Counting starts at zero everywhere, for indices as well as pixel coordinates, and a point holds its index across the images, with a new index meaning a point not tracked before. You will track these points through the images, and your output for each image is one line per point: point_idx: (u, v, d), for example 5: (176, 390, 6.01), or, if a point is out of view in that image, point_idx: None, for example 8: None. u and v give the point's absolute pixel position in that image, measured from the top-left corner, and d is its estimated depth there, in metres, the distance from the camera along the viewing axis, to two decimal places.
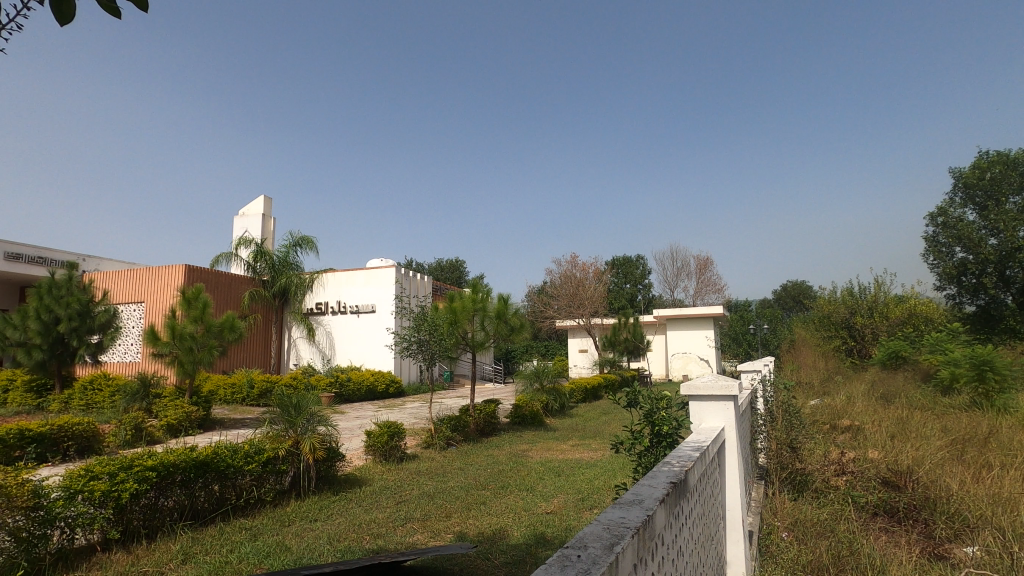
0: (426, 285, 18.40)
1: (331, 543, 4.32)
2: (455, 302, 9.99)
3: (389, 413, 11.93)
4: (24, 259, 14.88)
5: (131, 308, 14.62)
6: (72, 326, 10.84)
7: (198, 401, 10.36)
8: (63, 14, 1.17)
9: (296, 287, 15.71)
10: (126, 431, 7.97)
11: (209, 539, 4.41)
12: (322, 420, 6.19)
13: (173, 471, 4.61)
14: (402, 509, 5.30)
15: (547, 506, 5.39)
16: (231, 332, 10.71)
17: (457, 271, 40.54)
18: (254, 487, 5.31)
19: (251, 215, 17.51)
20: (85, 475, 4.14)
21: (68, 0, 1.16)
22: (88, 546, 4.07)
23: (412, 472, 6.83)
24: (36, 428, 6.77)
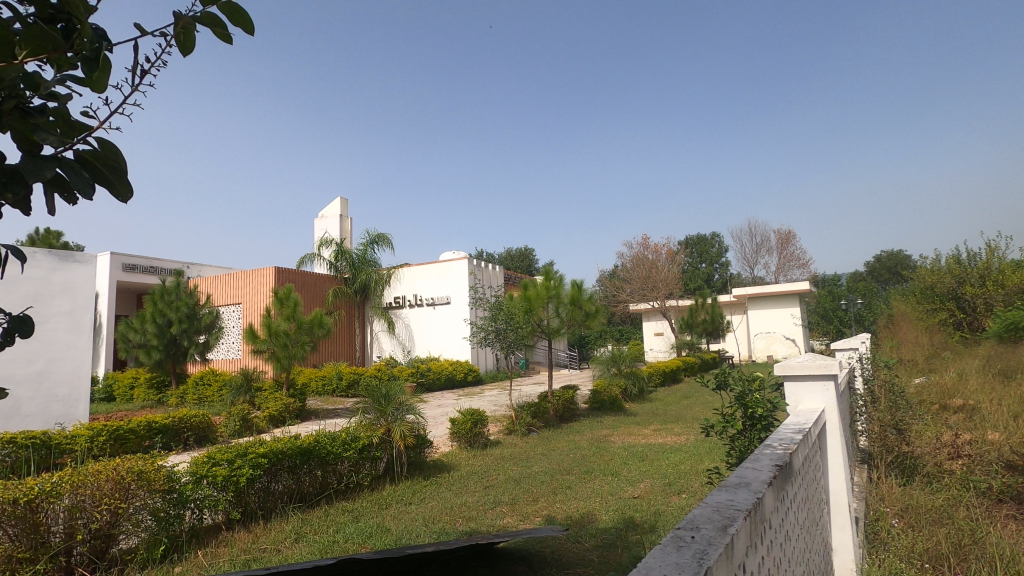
0: (498, 275, 18.61)
1: (427, 525, 4.54)
2: (529, 290, 10.11)
3: (470, 401, 12.26)
4: (139, 269, 16.48)
5: (231, 309, 15.86)
6: (183, 328, 11.92)
7: (295, 394, 11.13)
8: (183, 45, 1.25)
9: (376, 283, 16.61)
10: (234, 422, 8.72)
11: (317, 520, 4.75)
12: (410, 408, 6.47)
13: (281, 458, 5.00)
14: (490, 493, 5.46)
15: (634, 491, 5.36)
16: (320, 328, 11.40)
17: (528, 260, 40.98)
18: (353, 472, 5.66)
19: (329, 217, 18.38)
20: (208, 461, 4.57)
21: (185, 32, 1.23)
22: (215, 525, 4.52)
23: (497, 458, 6.99)
24: (160, 420, 7.53)
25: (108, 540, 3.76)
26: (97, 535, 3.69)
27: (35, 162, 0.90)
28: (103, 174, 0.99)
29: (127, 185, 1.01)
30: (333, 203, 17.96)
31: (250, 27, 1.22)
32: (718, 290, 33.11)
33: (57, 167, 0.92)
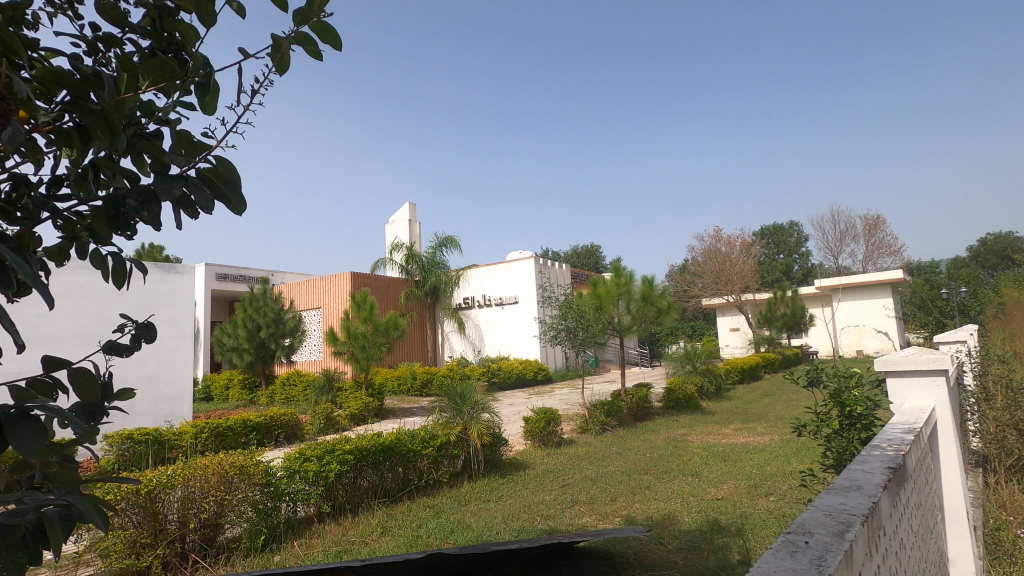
0: (566, 274, 18.48)
1: (507, 523, 4.59)
2: (599, 287, 10.01)
3: (541, 400, 12.28)
4: (230, 278, 17.74)
5: (312, 314, 16.74)
6: (270, 331, 12.72)
7: (373, 393, 11.59)
8: (279, 63, 1.30)
9: (446, 284, 17.01)
10: (319, 420, 9.22)
11: (401, 515, 4.92)
12: (485, 407, 6.55)
13: (365, 454, 5.22)
14: (567, 491, 5.45)
15: (717, 492, 5.17)
16: (395, 330, 11.82)
17: (595, 257, 40.62)
18: (432, 469, 5.82)
19: (399, 222, 18.99)
20: (300, 457, 4.83)
21: (280, 51, 1.28)
22: (307, 517, 4.76)
23: (572, 456, 6.96)
24: (255, 418, 8.05)
25: (215, 529, 4.07)
26: (206, 524, 4.01)
27: (164, 181, 0.97)
28: (221, 190, 1.06)
29: (241, 199, 1.07)
30: (402, 208, 18.50)
31: (338, 42, 1.27)
32: (798, 282, 31.33)
33: (183, 186, 1.00)
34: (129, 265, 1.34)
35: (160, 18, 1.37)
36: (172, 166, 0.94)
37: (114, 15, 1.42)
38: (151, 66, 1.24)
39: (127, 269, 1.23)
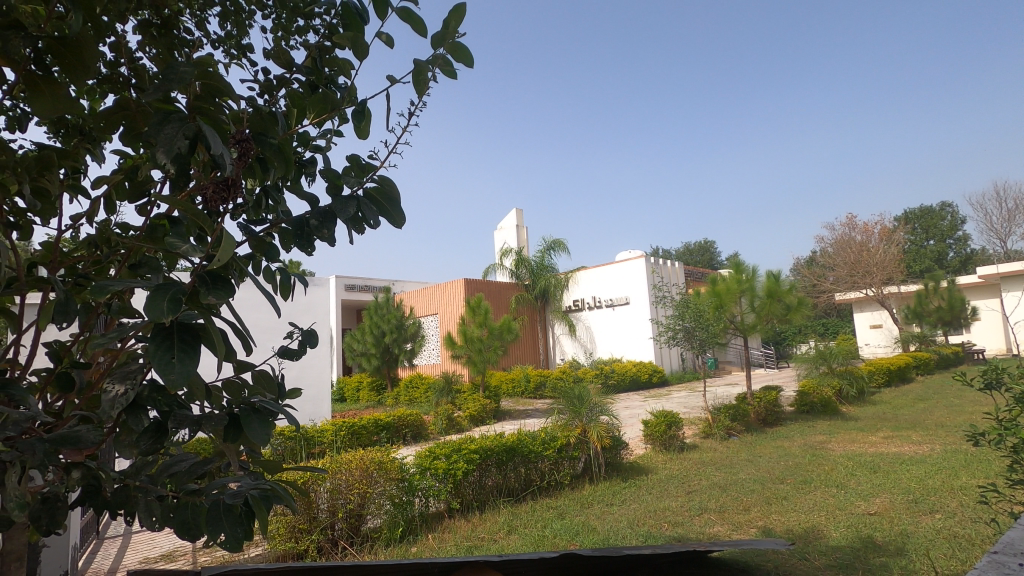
0: (679, 272, 17.75)
1: (633, 527, 4.51)
2: (718, 284, 9.50)
3: (658, 403, 11.93)
4: (357, 288, 19.23)
5: (430, 320, 17.64)
6: (394, 337, 13.61)
7: (490, 395, 11.94)
8: (419, 86, 1.37)
9: (556, 287, 17.08)
10: (442, 421, 9.70)
11: (525, 515, 5.01)
12: (603, 409, 6.46)
13: (490, 453, 5.41)
14: (694, 498, 5.21)
15: (868, 506, 4.67)
16: (509, 334, 12.11)
17: (709, 252, 38.67)
18: (554, 471, 5.88)
19: (507, 228, 19.45)
20: (431, 454, 5.12)
21: (420, 75, 1.35)
22: (439, 512, 5.01)
23: (696, 462, 6.66)
24: (385, 418, 8.64)
25: (359, 519, 4.43)
26: (351, 514, 4.37)
27: (340, 202, 1.09)
28: (385, 208, 1.16)
29: (401, 213, 1.16)
30: (509, 215, 18.91)
31: (472, 61, 1.34)
32: (954, 271, 27.43)
33: (355, 206, 1.11)
34: (295, 279, 1.50)
35: (318, 57, 1.54)
36: (348, 188, 1.05)
37: (282, 59, 1.62)
38: (315, 100, 1.40)
39: (292, 282, 1.39)
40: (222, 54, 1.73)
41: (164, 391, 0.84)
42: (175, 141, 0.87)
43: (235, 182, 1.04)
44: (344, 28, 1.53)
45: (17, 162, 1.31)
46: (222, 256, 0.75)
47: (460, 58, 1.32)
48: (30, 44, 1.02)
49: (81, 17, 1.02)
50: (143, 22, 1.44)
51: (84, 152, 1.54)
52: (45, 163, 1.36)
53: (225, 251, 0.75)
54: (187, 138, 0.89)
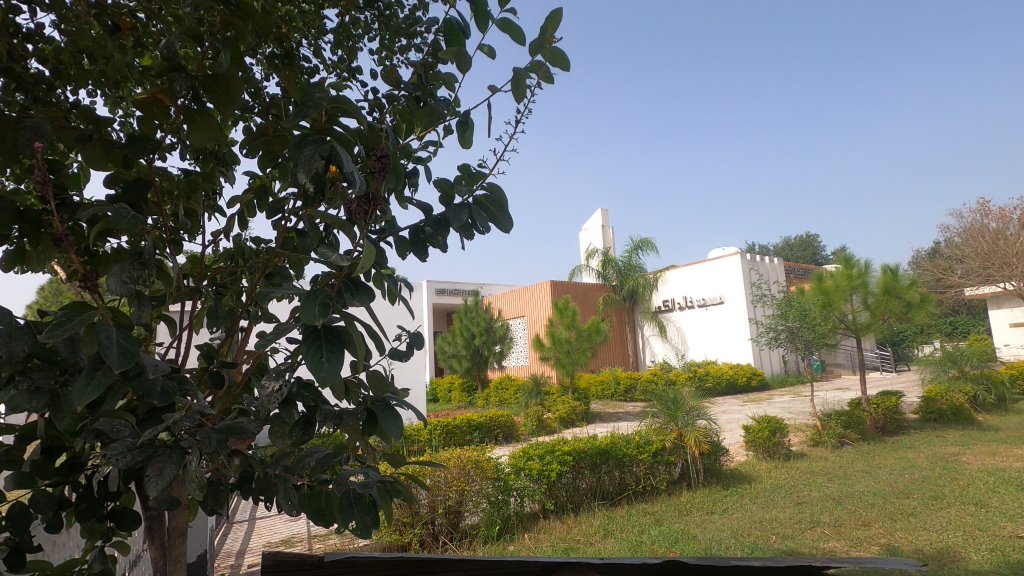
0: (780, 268, 16.64)
1: (737, 537, 4.30)
2: (825, 281, 8.80)
3: (758, 408, 11.27)
4: (447, 292, 19.86)
5: (517, 322, 17.84)
6: (483, 339, 13.91)
7: (580, 397, 11.85)
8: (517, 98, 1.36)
9: (644, 287, 16.66)
10: (532, 422, 9.80)
11: (621, 519, 4.93)
12: (701, 413, 6.20)
13: (583, 456, 5.38)
14: (804, 510, 4.88)
15: (1016, 528, 4.12)
16: (598, 335, 11.99)
17: (811, 247, 36.06)
18: (649, 475, 5.74)
19: (593, 229, 19.26)
20: (525, 454, 5.21)
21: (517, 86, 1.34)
22: (534, 512, 5.06)
23: (805, 471, 6.22)
24: (477, 419, 8.85)
25: (458, 516, 4.57)
26: (450, 510, 4.52)
27: (453, 210, 1.14)
28: (494, 214, 1.19)
29: (509, 218, 1.19)
30: (594, 216, 18.72)
31: (569, 65, 1.33)
32: None
33: (467, 213, 1.15)
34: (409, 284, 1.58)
35: (423, 73, 1.62)
36: (461, 196, 1.10)
37: (390, 78, 1.72)
38: (423, 114, 1.48)
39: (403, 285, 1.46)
40: (335, 77, 1.88)
41: (311, 388, 0.94)
42: (314, 161, 0.96)
43: (373, 195, 1.12)
44: (447, 44, 1.60)
45: (174, 187, 1.49)
46: (365, 265, 0.82)
47: (557, 61, 1.30)
48: (189, 83, 1.17)
49: (228, 57, 1.15)
50: (268, 55, 1.59)
51: (218, 174, 1.72)
52: (194, 186, 1.52)
53: (367, 258, 0.82)
54: (322, 158, 0.97)
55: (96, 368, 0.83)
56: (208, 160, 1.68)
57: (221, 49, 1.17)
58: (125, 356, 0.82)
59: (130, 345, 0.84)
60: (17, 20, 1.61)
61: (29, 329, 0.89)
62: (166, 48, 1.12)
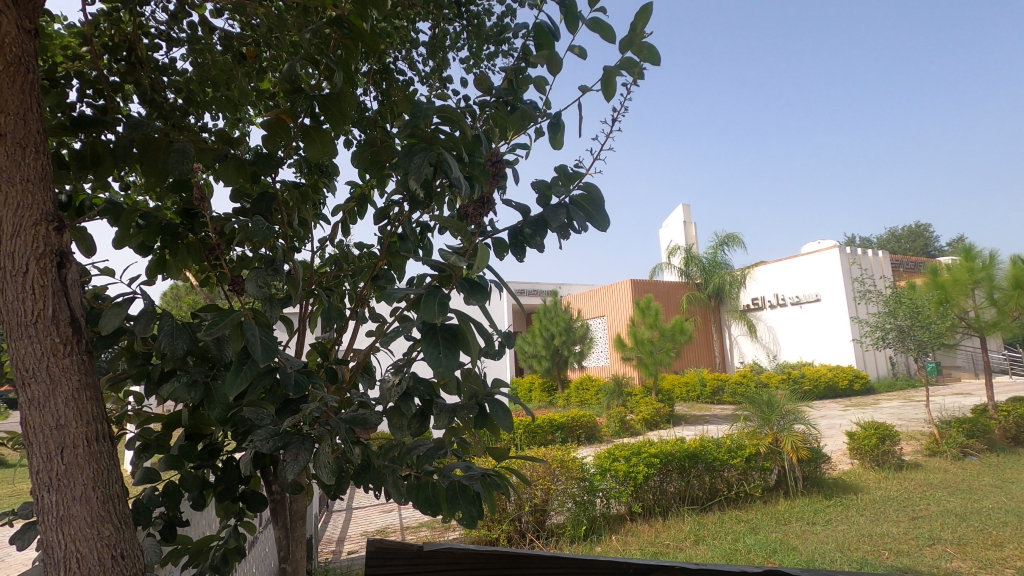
0: (885, 262, 15.30)
1: (844, 551, 4.02)
2: (942, 275, 7.97)
3: (863, 413, 10.43)
4: (526, 293, 20.03)
5: (597, 322, 17.66)
6: (563, 340, 13.90)
7: (664, 398, 11.51)
8: (606, 97, 1.31)
9: (731, 285, 16.04)
10: (615, 423, 9.70)
11: (713, 526, 4.74)
12: (799, 418, 5.85)
13: (671, 459, 5.25)
14: (920, 526, 4.46)
15: None
16: (682, 335, 11.64)
17: (923, 238, 32.86)
18: (742, 481, 5.49)
19: (675, 226, 18.70)
20: (610, 455, 5.16)
21: (608, 85, 1.28)
22: (621, 515, 5.00)
23: (921, 483, 5.68)
24: (559, 419, 8.86)
25: (544, 514, 4.61)
26: (536, 509, 4.57)
27: (552, 210, 1.16)
28: (591, 214, 1.20)
29: (606, 217, 1.19)
30: (676, 212, 18.16)
31: (661, 59, 1.29)
32: None
33: (565, 214, 1.17)
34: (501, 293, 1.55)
35: (514, 77, 1.66)
36: (559, 196, 1.11)
37: (481, 85, 1.78)
38: (515, 119, 1.52)
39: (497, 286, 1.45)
40: (428, 87, 1.96)
41: (426, 383, 1.00)
42: (423, 168, 1.02)
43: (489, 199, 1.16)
44: (538, 48, 1.63)
45: (290, 198, 1.62)
46: (479, 266, 0.86)
47: (647, 55, 1.26)
48: (309, 104, 1.28)
49: (343, 75, 1.25)
50: (369, 71, 1.70)
51: (323, 185, 1.84)
52: (304, 197, 1.65)
53: (480, 260, 0.85)
54: (430, 165, 1.02)
55: (243, 361, 0.94)
56: (315, 172, 1.81)
57: (335, 69, 1.26)
58: (267, 351, 0.91)
59: (271, 342, 0.94)
60: (156, 57, 1.83)
61: (186, 327, 1.01)
62: (290, 74, 1.24)
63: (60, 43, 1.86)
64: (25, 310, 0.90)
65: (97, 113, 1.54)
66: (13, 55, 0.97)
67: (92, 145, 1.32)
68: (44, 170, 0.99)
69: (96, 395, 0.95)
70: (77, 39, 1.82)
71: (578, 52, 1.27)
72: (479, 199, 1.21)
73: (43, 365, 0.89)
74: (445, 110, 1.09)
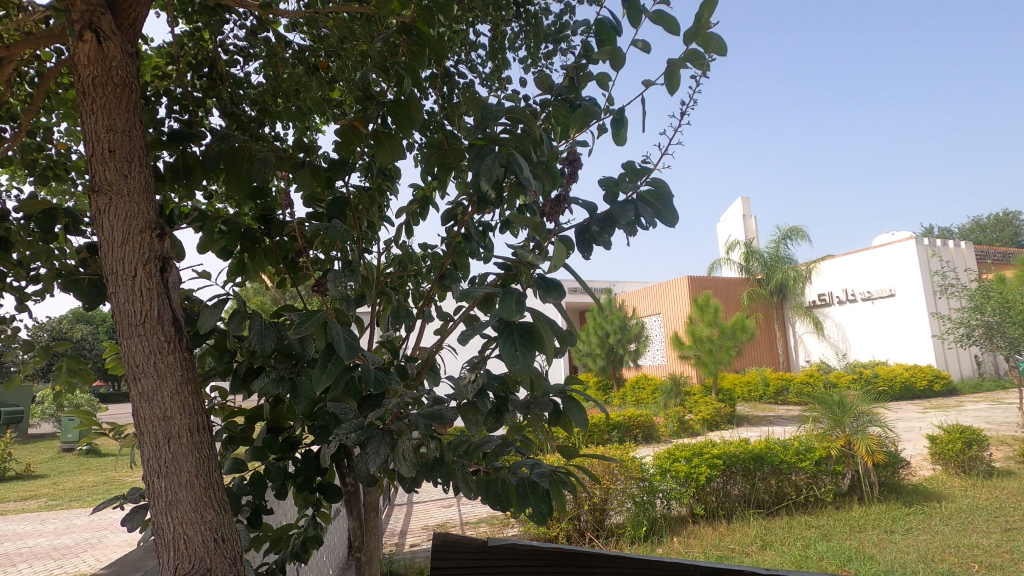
0: (969, 254, 14.20)
1: (927, 562, 3.77)
2: None
3: (945, 415, 9.73)
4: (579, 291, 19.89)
5: (653, 320, 17.34)
6: (617, 338, 13.72)
7: (725, 398, 11.13)
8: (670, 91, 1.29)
9: (795, 280, 15.52)
10: (673, 423, 9.51)
11: (781, 531, 4.57)
12: (874, 420, 5.53)
13: (735, 461, 5.08)
14: (1015, 538, 4.13)
15: None
16: (743, 333, 11.24)
17: (1012, 226, 30.25)
18: (812, 485, 5.25)
19: (734, 220, 18.09)
20: (670, 456, 5.05)
21: (672, 78, 1.26)
22: (682, 517, 4.89)
23: (1015, 492, 5.25)
24: (615, 418, 8.77)
25: (604, 514, 4.56)
26: (596, 508, 4.53)
27: (620, 207, 1.15)
28: (659, 209, 1.18)
29: (676, 212, 1.17)
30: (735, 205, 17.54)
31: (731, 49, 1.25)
32: None
33: (633, 210, 1.16)
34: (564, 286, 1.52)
35: (575, 75, 1.66)
36: (628, 193, 1.11)
37: (541, 85, 1.79)
38: (578, 117, 1.52)
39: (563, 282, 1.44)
40: (487, 89, 1.99)
41: (499, 380, 1.01)
42: (494, 169, 1.04)
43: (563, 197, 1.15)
44: (598, 45, 1.62)
45: (359, 202, 1.68)
46: (554, 264, 0.87)
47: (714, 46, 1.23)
48: (380, 110, 1.33)
49: (411, 82, 1.29)
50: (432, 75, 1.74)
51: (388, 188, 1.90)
52: (372, 200, 1.71)
53: (556, 258, 0.86)
54: (501, 166, 1.04)
55: (328, 358, 0.99)
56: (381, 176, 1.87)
57: (404, 77, 1.31)
58: (351, 349, 0.96)
59: (354, 340, 0.99)
60: (233, 72, 1.94)
61: (275, 326, 1.07)
62: (363, 82, 1.29)
63: (149, 65, 2.02)
64: (135, 311, 0.99)
65: (184, 127, 1.65)
66: (120, 76, 1.06)
67: (184, 159, 1.42)
68: (147, 182, 1.07)
69: (196, 389, 1.03)
70: (163, 60, 1.96)
71: (642, 47, 1.26)
72: (545, 197, 1.22)
73: (151, 362, 0.97)
74: (514, 111, 1.10)
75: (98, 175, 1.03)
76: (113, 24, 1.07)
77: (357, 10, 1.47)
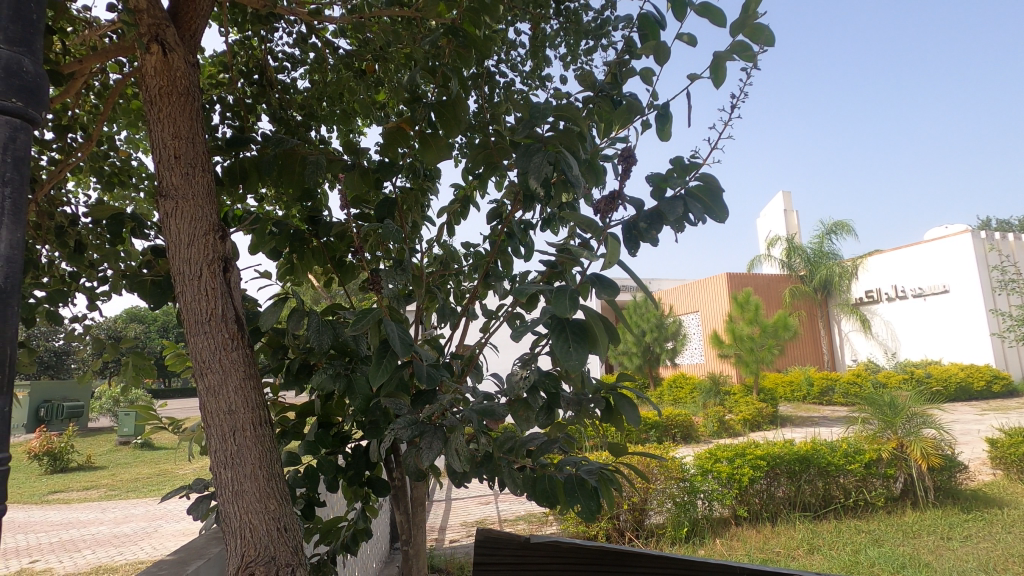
0: None
1: (988, 571, 3.59)
2: None
3: (1005, 418, 9.22)
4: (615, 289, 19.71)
5: (690, 318, 17.05)
6: (654, 336, 13.53)
7: (766, 397, 10.85)
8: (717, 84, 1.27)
9: (841, 276, 14.97)
10: (712, 423, 9.34)
11: (829, 535, 4.42)
12: (928, 421, 5.31)
13: (779, 462, 4.95)
14: None
15: None
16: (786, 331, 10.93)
17: None
18: (861, 489, 5.06)
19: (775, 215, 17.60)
20: (711, 456, 4.96)
21: (719, 70, 1.25)
22: (725, 519, 4.79)
23: None
24: (653, 417, 8.67)
25: (643, 514, 4.52)
26: (635, 508, 4.48)
27: (668, 203, 1.14)
28: (709, 204, 1.16)
29: (726, 208, 1.15)
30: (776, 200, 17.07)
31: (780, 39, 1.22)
32: None
33: (683, 206, 1.14)
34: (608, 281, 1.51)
35: (617, 71, 1.65)
36: (677, 190, 1.10)
37: (583, 82, 1.79)
38: (621, 113, 1.51)
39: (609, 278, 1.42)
40: (528, 87, 2.00)
41: (550, 378, 1.02)
42: (543, 167, 1.04)
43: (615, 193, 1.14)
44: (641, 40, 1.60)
45: (403, 202, 1.72)
46: (607, 261, 0.87)
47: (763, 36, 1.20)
48: (426, 112, 1.35)
49: (457, 83, 1.30)
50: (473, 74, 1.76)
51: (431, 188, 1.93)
52: (417, 200, 1.74)
53: (609, 254, 0.86)
54: (550, 164, 1.04)
55: (383, 355, 1.01)
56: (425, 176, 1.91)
57: (450, 77, 1.32)
58: (405, 346, 0.98)
59: (407, 337, 1.01)
60: (281, 78, 2.00)
61: (330, 324, 1.10)
62: (411, 84, 1.32)
63: (204, 74, 2.11)
64: (201, 309, 1.03)
65: (237, 133, 1.72)
66: (183, 85, 1.11)
67: (240, 163, 1.48)
68: (209, 186, 1.12)
69: (258, 384, 1.07)
70: (218, 68, 2.04)
71: (688, 41, 1.24)
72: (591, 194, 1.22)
73: (216, 357, 1.02)
74: (561, 109, 1.11)
75: (165, 180, 1.08)
76: (177, 35, 1.12)
77: (402, 14, 1.49)
